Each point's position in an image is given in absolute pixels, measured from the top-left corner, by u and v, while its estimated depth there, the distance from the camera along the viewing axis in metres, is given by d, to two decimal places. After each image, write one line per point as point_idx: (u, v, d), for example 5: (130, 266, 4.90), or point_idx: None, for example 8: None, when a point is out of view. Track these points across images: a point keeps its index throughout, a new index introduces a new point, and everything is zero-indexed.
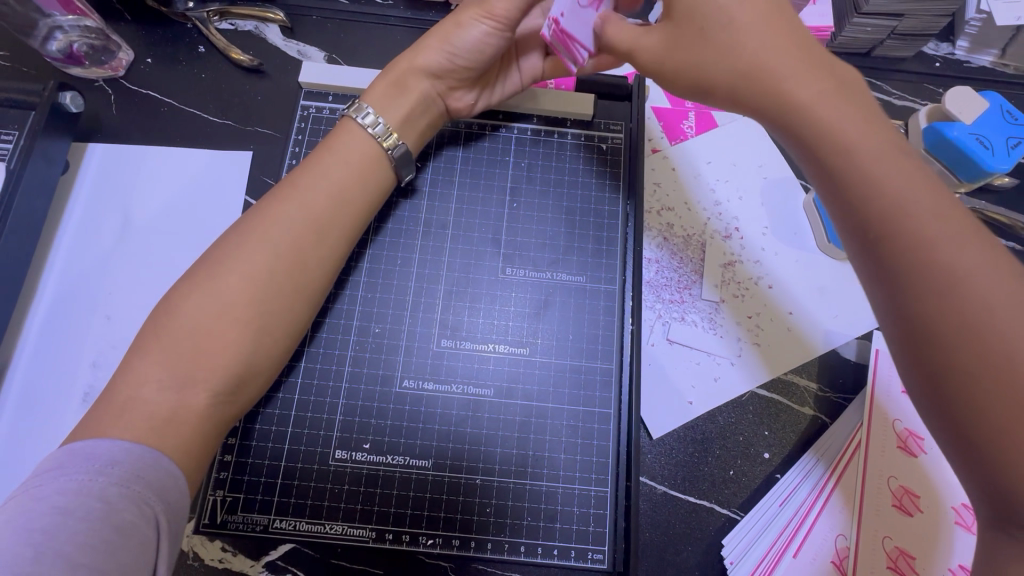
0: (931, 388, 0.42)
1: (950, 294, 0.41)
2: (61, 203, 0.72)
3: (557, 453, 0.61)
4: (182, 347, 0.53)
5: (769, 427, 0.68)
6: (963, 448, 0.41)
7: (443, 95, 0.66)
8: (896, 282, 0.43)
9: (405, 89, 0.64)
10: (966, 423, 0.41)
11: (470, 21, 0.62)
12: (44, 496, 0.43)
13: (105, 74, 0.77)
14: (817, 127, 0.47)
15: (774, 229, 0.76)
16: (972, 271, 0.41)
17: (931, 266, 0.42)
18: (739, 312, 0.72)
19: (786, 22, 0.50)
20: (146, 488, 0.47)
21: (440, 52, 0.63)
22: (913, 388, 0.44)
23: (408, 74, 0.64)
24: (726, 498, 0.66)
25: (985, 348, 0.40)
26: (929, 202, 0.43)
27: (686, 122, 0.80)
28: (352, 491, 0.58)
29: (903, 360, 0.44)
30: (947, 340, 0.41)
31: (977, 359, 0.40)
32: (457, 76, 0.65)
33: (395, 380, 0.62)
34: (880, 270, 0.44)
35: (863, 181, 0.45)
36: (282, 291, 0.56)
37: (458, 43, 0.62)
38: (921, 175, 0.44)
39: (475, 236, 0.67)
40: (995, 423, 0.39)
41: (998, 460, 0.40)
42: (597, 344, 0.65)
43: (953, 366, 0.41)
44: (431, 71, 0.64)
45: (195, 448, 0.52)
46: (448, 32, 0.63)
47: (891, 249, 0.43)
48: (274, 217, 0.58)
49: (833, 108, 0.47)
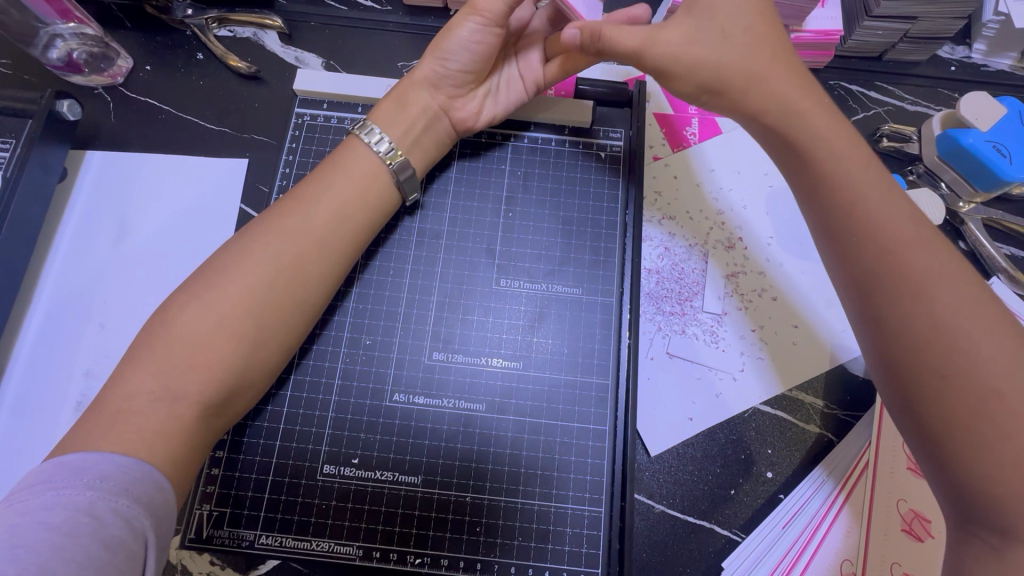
0: (891, 372, 0.49)
1: (913, 302, 0.48)
2: (59, 210, 0.72)
3: (551, 471, 0.59)
4: (174, 357, 0.52)
5: (773, 446, 0.66)
6: (924, 435, 0.48)
7: (445, 107, 0.66)
8: (867, 289, 0.50)
9: (407, 104, 0.64)
10: (919, 402, 0.48)
11: (458, 22, 0.62)
12: (29, 511, 0.42)
13: (103, 82, 0.77)
14: (806, 145, 0.55)
15: (781, 239, 0.73)
16: (931, 277, 0.48)
17: (896, 277, 0.49)
18: (743, 325, 0.70)
19: (788, 57, 0.58)
20: (135, 503, 0.45)
21: (432, 60, 0.64)
22: (875, 371, 0.51)
23: (409, 89, 0.64)
24: (727, 518, 0.63)
25: (943, 350, 0.47)
26: (896, 212, 0.51)
27: (689, 128, 0.78)
28: (340, 507, 0.57)
29: (875, 359, 0.51)
30: (906, 329, 0.48)
31: (935, 360, 0.47)
32: (455, 82, 0.65)
33: (386, 393, 0.60)
34: (852, 280, 0.52)
35: (842, 193, 0.53)
36: (280, 304, 0.56)
37: (454, 46, 0.63)
38: (890, 190, 0.52)
39: (470, 246, 0.66)
40: (949, 415, 0.46)
41: (949, 444, 0.46)
42: (593, 359, 0.63)
43: (909, 352, 0.48)
44: (430, 82, 0.65)
45: (185, 461, 0.51)
46: (439, 40, 0.64)
47: (866, 261, 0.51)
48: (275, 230, 0.57)
49: (819, 130, 0.55)
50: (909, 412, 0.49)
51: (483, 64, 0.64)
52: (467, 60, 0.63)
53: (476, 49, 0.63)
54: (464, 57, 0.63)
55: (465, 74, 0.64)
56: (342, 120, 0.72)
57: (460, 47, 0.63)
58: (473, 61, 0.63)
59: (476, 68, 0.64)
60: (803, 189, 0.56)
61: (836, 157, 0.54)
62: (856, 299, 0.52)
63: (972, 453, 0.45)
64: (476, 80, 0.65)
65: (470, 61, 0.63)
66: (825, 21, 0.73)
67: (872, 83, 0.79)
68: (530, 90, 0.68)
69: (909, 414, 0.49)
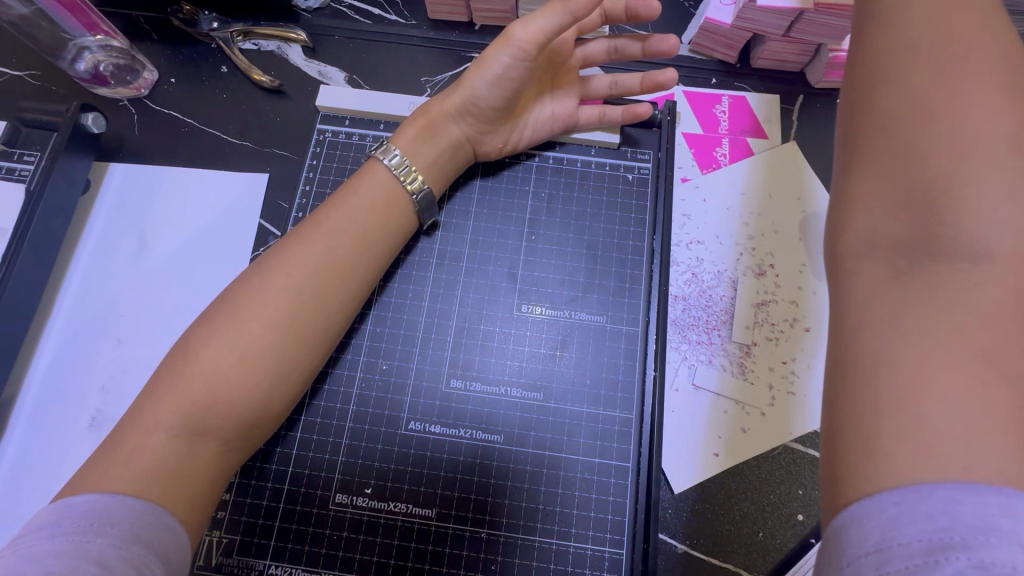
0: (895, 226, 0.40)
1: (901, 61, 0.43)
2: (81, 222, 0.72)
3: (570, 508, 0.57)
4: (194, 393, 0.50)
5: (804, 487, 0.62)
6: (848, 159, 0.44)
7: (472, 138, 0.65)
8: (860, 38, 0.47)
9: (437, 134, 0.63)
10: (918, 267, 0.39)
11: (492, 56, 0.61)
12: (37, 558, 0.40)
13: (128, 94, 0.77)
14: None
15: (814, 266, 0.70)
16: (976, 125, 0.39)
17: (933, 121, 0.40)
18: (772, 357, 0.67)
19: None
20: (147, 549, 0.43)
21: (463, 94, 0.63)
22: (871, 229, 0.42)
23: (435, 116, 0.63)
24: (754, 564, 0.60)
25: (903, 82, 0.42)
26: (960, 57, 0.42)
27: (719, 149, 0.75)
28: (351, 539, 0.56)
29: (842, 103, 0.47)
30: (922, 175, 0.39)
31: (880, 89, 0.43)
32: (486, 118, 0.63)
33: (402, 421, 0.59)
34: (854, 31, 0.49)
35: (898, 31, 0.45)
36: (302, 335, 0.55)
37: (487, 79, 0.62)
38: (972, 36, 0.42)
39: (491, 269, 0.64)
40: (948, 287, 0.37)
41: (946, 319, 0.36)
42: (617, 391, 0.60)
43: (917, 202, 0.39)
44: (455, 113, 0.64)
45: (201, 501, 0.50)
46: (470, 72, 0.63)
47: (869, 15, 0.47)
48: (295, 257, 0.56)
49: None
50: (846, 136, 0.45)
51: (513, 99, 0.63)
52: (505, 94, 0.62)
53: (512, 83, 0.62)
54: (501, 90, 0.62)
55: (497, 110, 0.63)
56: (364, 137, 0.70)
57: (500, 80, 0.61)
58: (509, 91, 0.62)
59: (508, 105, 0.63)
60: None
61: None
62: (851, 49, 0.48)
63: (891, 178, 0.41)
64: (506, 114, 0.64)
65: (504, 97, 0.62)
66: None
67: None
68: (558, 122, 0.67)
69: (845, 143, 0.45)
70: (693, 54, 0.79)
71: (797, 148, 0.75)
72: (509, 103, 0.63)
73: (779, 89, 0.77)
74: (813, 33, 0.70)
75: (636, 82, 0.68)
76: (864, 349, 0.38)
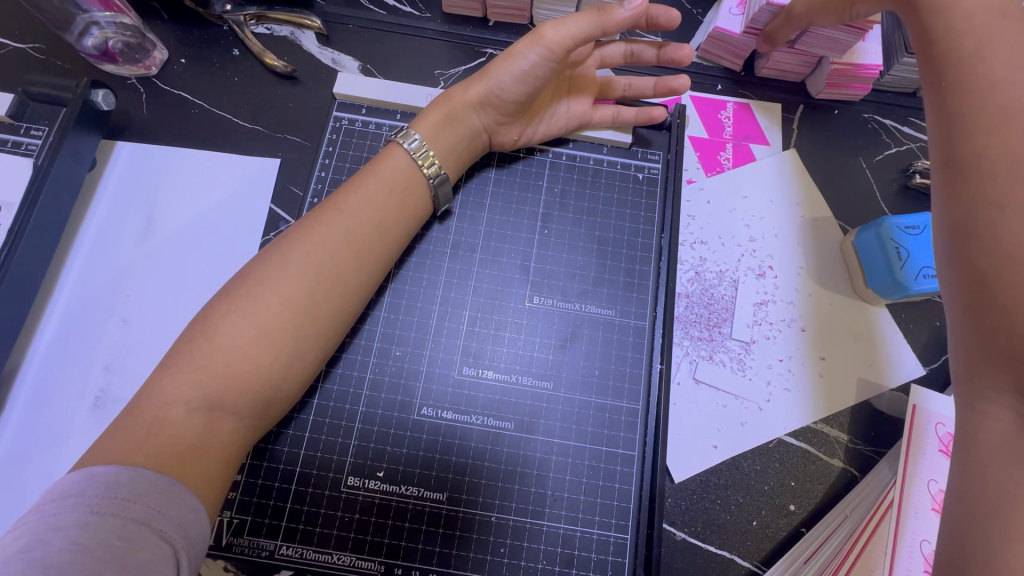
0: (996, 357, 0.49)
1: (1004, 201, 0.49)
2: (86, 199, 0.71)
3: (578, 494, 0.58)
4: (215, 368, 0.51)
5: (796, 479, 0.65)
6: (957, 276, 0.51)
7: (490, 130, 0.66)
8: (976, 162, 0.51)
9: (458, 122, 0.64)
10: None
11: (522, 50, 0.63)
12: (61, 528, 0.42)
13: (137, 73, 0.76)
14: (988, 114, 0.52)
15: (809, 269, 0.73)
16: None
17: (1003, 266, 0.48)
18: (770, 354, 0.69)
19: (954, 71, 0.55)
20: (167, 524, 0.45)
21: (487, 84, 0.64)
22: (983, 355, 0.50)
23: (457, 106, 0.64)
24: (748, 551, 0.63)
25: (997, 222, 0.49)
26: None
27: (723, 153, 0.78)
28: (362, 521, 0.56)
29: (941, 223, 0.54)
30: (968, 310, 0.51)
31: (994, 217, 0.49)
32: (505, 110, 0.65)
33: (414, 406, 0.60)
34: (954, 150, 0.53)
35: (984, 166, 0.51)
36: (322, 317, 0.55)
37: (513, 75, 0.63)
38: None
39: (504, 260, 0.65)
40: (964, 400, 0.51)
41: (965, 426, 0.50)
42: (625, 382, 0.62)
43: (971, 335, 0.51)
44: (475, 103, 0.65)
45: (217, 479, 0.51)
46: (497, 64, 0.64)
47: (977, 130, 0.52)
48: (313, 239, 0.57)
49: (1009, 95, 0.51)
50: (957, 249, 0.52)
51: (533, 96, 0.65)
52: (528, 90, 0.64)
53: (536, 81, 0.63)
54: (524, 87, 0.63)
55: (518, 105, 0.65)
56: (381, 126, 0.71)
57: (525, 77, 0.63)
58: (531, 87, 0.63)
59: (528, 101, 0.65)
60: (935, 84, 0.57)
61: (999, 111, 0.51)
62: (951, 170, 0.53)
63: (974, 308, 0.50)
64: (525, 108, 0.66)
65: (526, 93, 0.64)
66: (868, 56, 0.74)
67: (905, 120, 0.79)
68: (573, 120, 0.68)
69: (958, 256, 0.52)
70: (701, 60, 0.81)
71: (795, 156, 0.77)
72: (530, 98, 0.65)
73: (781, 98, 0.80)
74: (817, 46, 0.73)
75: (650, 87, 0.70)
76: (976, 433, 0.49)
